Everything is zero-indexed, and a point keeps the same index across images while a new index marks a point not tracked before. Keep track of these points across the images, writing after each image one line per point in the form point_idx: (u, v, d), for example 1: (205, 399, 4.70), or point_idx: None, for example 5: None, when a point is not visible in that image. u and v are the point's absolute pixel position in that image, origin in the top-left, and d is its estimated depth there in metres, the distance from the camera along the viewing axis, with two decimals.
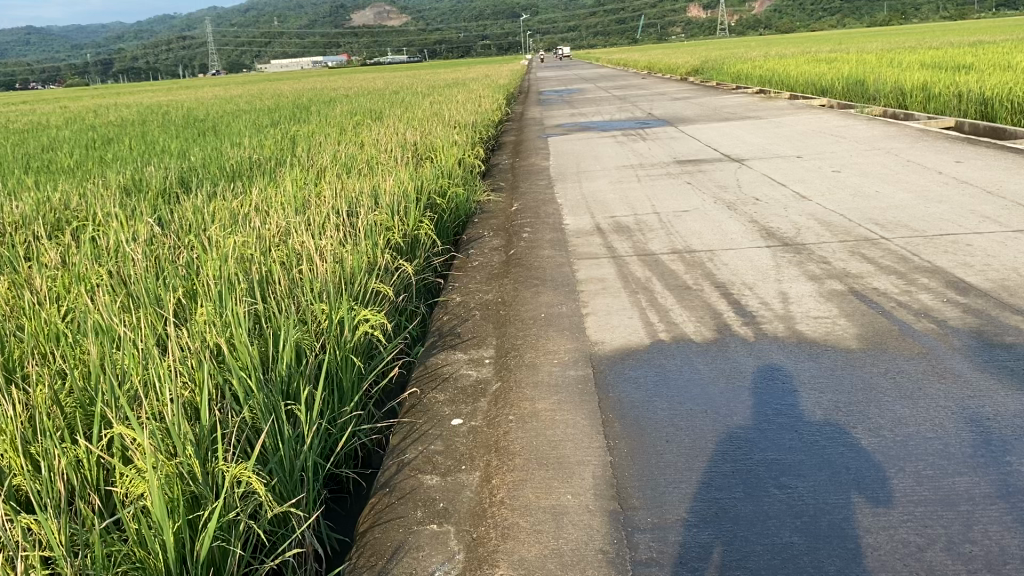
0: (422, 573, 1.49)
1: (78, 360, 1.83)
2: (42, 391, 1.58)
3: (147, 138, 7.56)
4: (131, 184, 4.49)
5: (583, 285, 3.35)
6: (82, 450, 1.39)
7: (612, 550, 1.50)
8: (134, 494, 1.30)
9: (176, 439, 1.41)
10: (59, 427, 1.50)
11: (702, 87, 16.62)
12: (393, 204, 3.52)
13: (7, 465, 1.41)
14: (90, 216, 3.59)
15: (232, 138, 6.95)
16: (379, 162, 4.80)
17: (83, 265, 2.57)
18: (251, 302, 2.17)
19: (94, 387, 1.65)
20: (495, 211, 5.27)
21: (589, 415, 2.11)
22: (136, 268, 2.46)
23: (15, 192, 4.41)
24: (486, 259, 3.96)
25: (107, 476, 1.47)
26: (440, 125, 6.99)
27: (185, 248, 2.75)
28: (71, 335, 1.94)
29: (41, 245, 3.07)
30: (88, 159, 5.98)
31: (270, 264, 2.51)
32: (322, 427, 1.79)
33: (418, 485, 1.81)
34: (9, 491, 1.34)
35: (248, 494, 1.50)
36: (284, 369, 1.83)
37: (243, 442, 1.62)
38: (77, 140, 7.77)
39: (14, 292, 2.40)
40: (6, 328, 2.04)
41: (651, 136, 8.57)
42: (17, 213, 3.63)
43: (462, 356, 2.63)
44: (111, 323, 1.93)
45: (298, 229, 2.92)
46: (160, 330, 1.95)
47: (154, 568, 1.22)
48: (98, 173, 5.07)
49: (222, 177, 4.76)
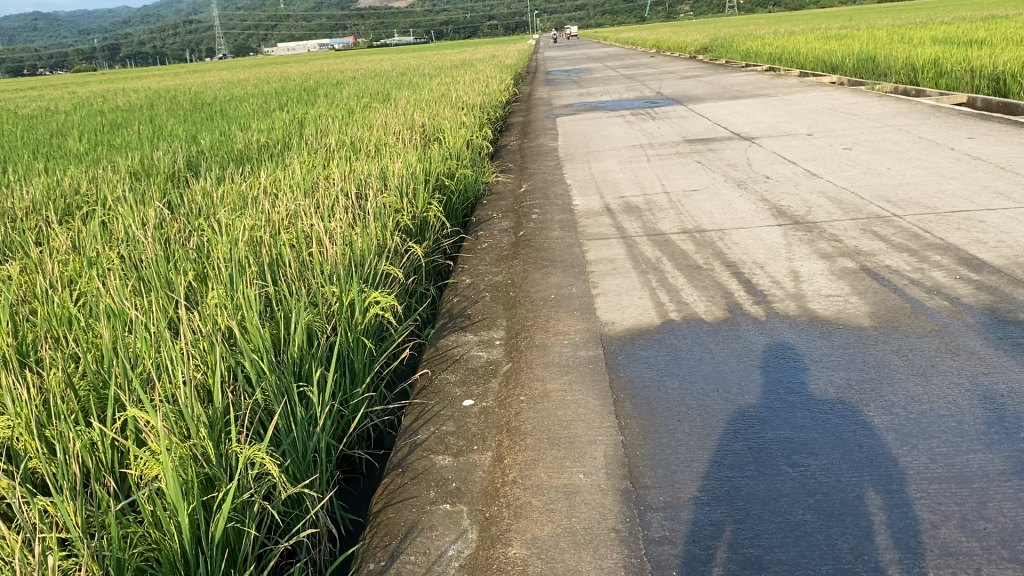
0: (435, 552, 1.49)
1: (90, 343, 1.83)
2: (55, 375, 1.58)
3: (155, 123, 7.57)
4: (140, 168, 4.50)
5: (593, 266, 3.34)
6: (96, 433, 1.40)
7: (624, 529, 1.50)
8: (149, 476, 1.31)
9: (189, 422, 1.41)
10: (72, 411, 1.51)
11: (711, 65, 16.49)
12: (402, 186, 3.51)
13: (22, 448, 1.42)
14: (99, 200, 3.60)
15: (240, 121, 6.94)
16: (387, 144, 4.79)
17: (94, 249, 2.58)
18: (261, 285, 2.17)
19: (107, 370, 1.66)
20: (504, 192, 5.26)
21: (600, 395, 2.11)
22: (147, 252, 2.46)
23: (25, 177, 4.43)
24: (495, 240, 3.96)
25: (121, 458, 1.48)
26: (448, 106, 6.97)
27: (195, 231, 2.76)
28: (82, 320, 1.94)
29: (52, 230, 3.09)
30: (97, 144, 5.99)
31: (280, 247, 2.51)
32: (334, 409, 1.80)
33: (430, 466, 1.82)
34: (25, 474, 1.35)
35: (262, 475, 1.51)
36: (296, 351, 1.84)
37: (256, 424, 1.63)
38: (86, 125, 7.79)
39: (26, 277, 2.41)
40: (19, 313, 2.05)
41: (660, 115, 8.52)
42: (28, 198, 3.64)
43: (473, 338, 2.63)
44: (123, 307, 1.93)
45: (307, 212, 2.92)
46: (172, 313, 1.96)
47: (169, 549, 1.23)
48: (107, 158, 5.08)
49: (230, 160, 4.76)
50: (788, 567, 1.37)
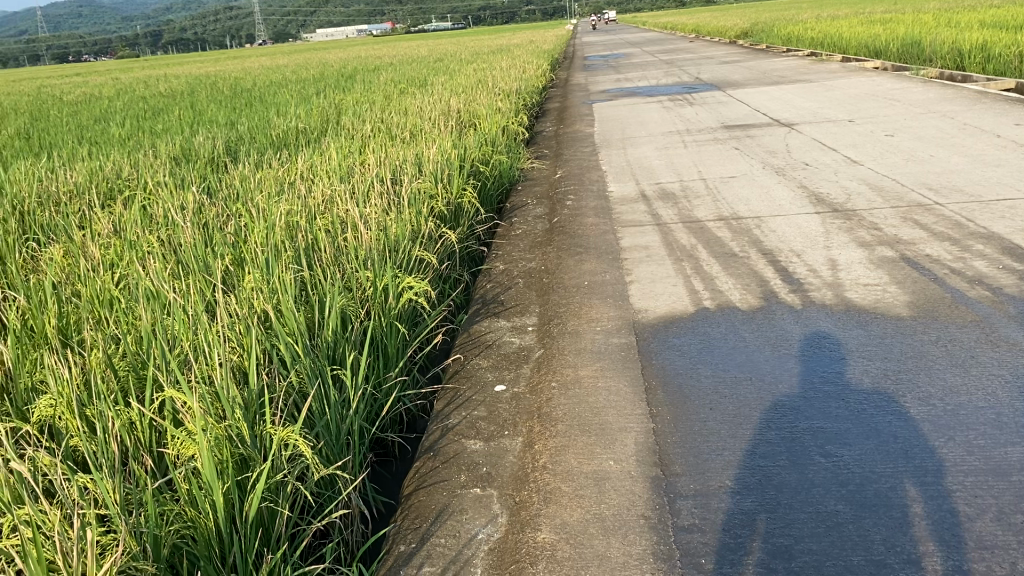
0: (464, 536, 1.51)
1: (130, 324, 1.87)
2: (96, 356, 1.62)
3: (196, 109, 7.67)
4: (181, 153, 4.57)
5: (628, 253, 3.33)
6: (134, 413, 1.43)
7: (654, 516, 1.50)
8: (185, 456, 1.34)
9: (224, 403, 1.44)
10: (113, 390, 1.54)
11: (751, 50, 16.27)
12: (437, 172, 3.53)
13: (64, 427, 1.46)
14: (141, 184, 3.66)
15: (279, 108, 7.01)
16: (423, 130, 4.81)
17: (135, 232, 2.63)
18: (297, 269, 2.20)
19: (145, 351, 1.70)
20: (539, 178, 5.25)
21: (632, 382, 2.11)
22: (186, 236, 2.50)
23: (69, 162, 4.52)
24: (529, 226, 3.96)
25: (159, 438, 1.51)
26: (485, 92, 6.96)
27: (234, 216, 2.80)
28: (123, 302, 1.99)
29: (95, 214, 3.15)
30: (140, 130, 6.09)
31: (316, 231, 2.54)
32: (367, 391, 1.82)
33: (461, 450, 1.83)
34: (66, 451, 1.39)
35: (295, 456, 1.53)
36: (330, 335, 1.86)
37: (290, 406, 1.65)
38: (129, 111, 7.93)
39: (70, 260, 2.46)
40: (62, 294, 2.10)
41: (698, 100, 8.43)
42: (72, 183, 3.72)
43: (505, 324, 2.64)
44: (162, 290, 1.97)
45: (343, 197, 2.95)
46: (209, 296, 1.99)
47: (204, 528, 1.25)
48: (149, 143, 5.16)
49: (268, 146, 4.81)
50: (819, 557, 1.36)
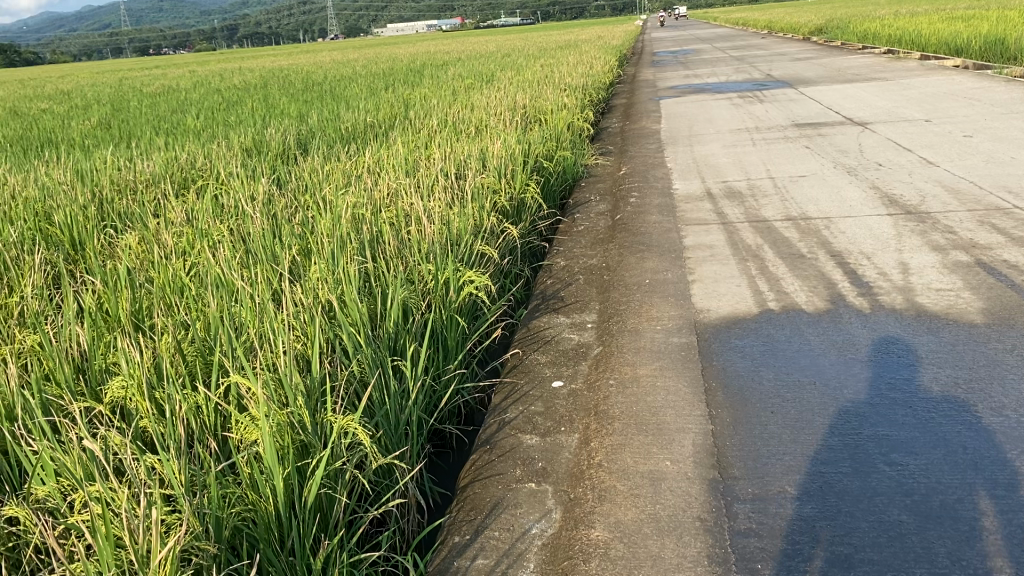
0: (518, 530, 1.51)
1: (199, 310, 1.93)
2: (166, 341, 1.68)
3: (268, 101, 7.83)
4: (252, 145, 4.67)
5: (691, 252, 3.29)
6: (201, 397, 1.47)
7: (710, 519, 1.49)
8: (248, 440, 1.37)
9: (287, 390, 1.47)
10: (181, 374, 1.59)
11: (825, 47, 15.89)
12: (501, 167, 3.54)
13: (135, 408, 1.51)
14: (213, 175, 3.76)
15: (349, 101, 7.12)
16: (489, 125, 4.83)
17: (206, 222, 2.70)
18: (361, 260, 2.23)
19: (213, 337, 1.74)
20: (603, 174, 5.22)
21: (691, 383, 2.08)
22: (255, 226, 2.56)
23: (146, 152, 4.66)
24: (592, 222, 3.94)
25: (224, 422, 1.55)
26: (551, 88, 6.95)
27: (301, 207, 2.85)
28: (193, 290, 2.04)
29: (170, 203, 3.25)
30: (214, 121, 6.25)
31: (380, 224, 2.58)
32: (426, 383, 1.84)
33: (518, 444, 1.84)
34: (136, 431, 1.44)
35: (355, 445, 1.56)
36: (391, 326, 1.89)
37: (351, 394, 1.68)
38: (204, 103, 8.14)
39: (145, 247, 2.55)
40: (136, 279, 2.17)
41: (768, 98, 8.27)
42: (148, 172, 3.84)
43: (565, 320, 2.64)
44: (230, 278, 2.02)
45: (407, 190, 2.98)
46: (275, 285, 2.04)
47: (265, 511, 1.29)
48: (223, 135, 5.30)
49: (337, 139, 4.89)
50: (880, 568, 1.33)
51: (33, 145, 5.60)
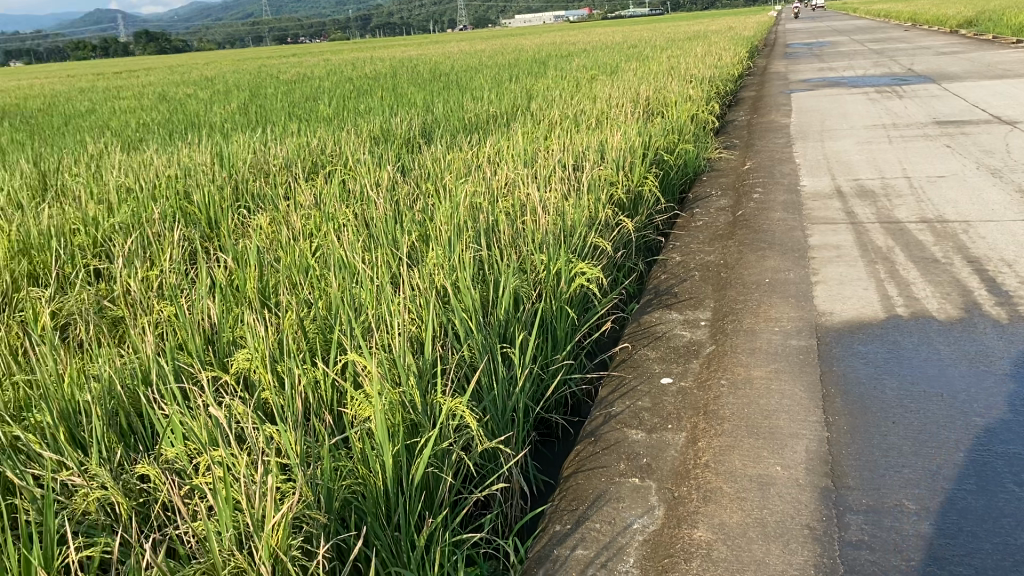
0: (619, 523, 1.51)
1: (322, 290, 2.01)
2: (289, 317, 1.76)
3: (397, 90, 8.04)
4: (379, 132, 4.81)
5: (815, 252, 3.18)
6: (319, 372, 1.54)
7: (819, 528, 1.44)
8: (361, 416, 1.42)
9: (399, 370, 1.52)
10: (302, 349, 1.67)
11: (975, 40, 14.96)
12: (620, 160, 3.52)
13: (258, 379, 1.59)
14: (341, 161, 3.89)
15: (473, 92, 7.22)
16: (610, 117, 4.80)
17: (332, 206, 2.80)
18: (476, 247, 2.27)
19: (333, 316, 1.82)
20: (726, 168, 5.10)
21: (807, 387, 2.02)
22: (377, 211, 2.65)
23: (280, 137, 4.88)
24: (711, 218, 3.86)
25: (340, 398, 1.62)
26: (676, 80, 6.84)
27: (422, 195, 2.92)
28: (316, 270, 2.13)
29: (300, 186, 3.39)
30: (344, 109, 6.47)
31: (497, 213, 2.61)
32: (534, 371, 1.86)
33: (623, 438, 1.83)
34: (258, 401, 1.52)
35: (462, 427, 1.59)
36: (502, 313, 1.91)
37: (461, 377, 1.71)
38: (336, 91, 8.43)
39: (275, 227, 2.67)
40: (265, 258, 2.28)
41: (909, 94, 7.87)
42: (281, 156, 4.02)
43: (678, 317, 2.60)
44: (352, 260, 2.10)
45: (525, 180, 3.00)
46: (393, 269, 2.10)
47: (373, 486, 1.33)
48: (352, 122, 5.48)
49: (460, 129, 4.97)
50: None
51: (179, 129, 5.94)
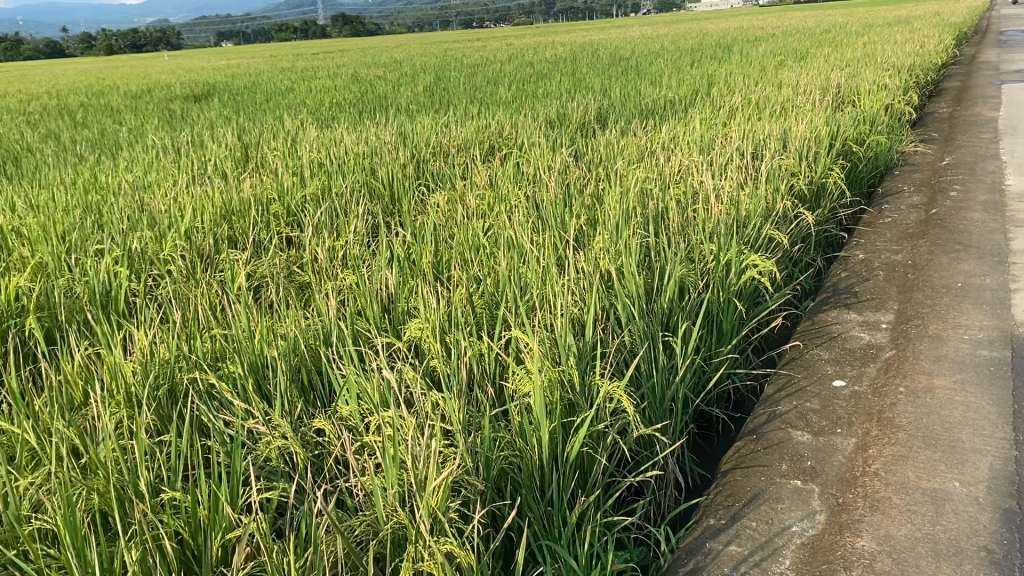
0: (776, 525, 1.46)
1: (491, 267, 2.07)
2: (459, 292, 1.83)
3: (575, 74, 8.07)
4: (556, 116, 4.86)
5: (1018, 257, 2.92)
6: (484, 346, 1.59)
7: (998, 552, 1.34)
8: (521, 392, 1.46)
9: (561, 349, 1.54)
10: (469, 323, 1.73)
11: None
12: (802, 150, 3.37)
13: (427, 348, 1.67)
14: (518, 143, 3.96)
15: (653, 77, 7.13)
16: (795, 105, 4.60)
17: (506, 186, 2.86)
18: (645, 234, 2.26)
19: (500, 293, 1.87)
20: (921, 162, 4.78)
21: (997, 401, 1.87)
22: (549, 193, 2.68)
23: (461, 119, 5.03)
24: (900, 215, 3.64)
25: (502, 372, 1.66)
26: (870, 68, 6.46)
27: (594, 179, 2.93)
28: (486, 248, 2.19)
29: (476, 167, 3.49)
30: (524, 92, 6.58)
31: (668, 200, 2.58)
32: (697, 362, 1.83)
33: (787, 439, 1.77)
34: (425, 369, 1.59)
35: (619, 411, 1.60)
36: (667, 301, 1.90)
37: (621, 362, 1.72)
38: (517, 74, 8.57)
39: (451, 205, 2.77)
40: (440, 234, 2.37)
41: None
42: (461, 138, 4.15)
43: (856, 317, 2.48)
44: (521, 240, 2.15)
45: (700, 168, 2.94)
46: (562, 251, 2.13)
47: (529, 460, 1.37)
48: (530, 105, 5.56)
49: (637, 115, 4.93)
50: None
51: (368, 108, 6.25)
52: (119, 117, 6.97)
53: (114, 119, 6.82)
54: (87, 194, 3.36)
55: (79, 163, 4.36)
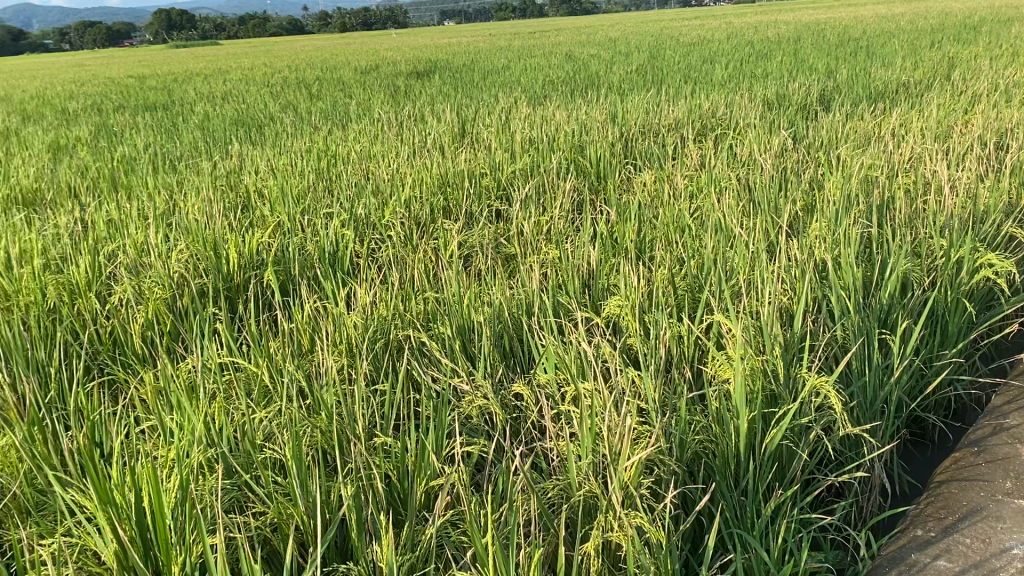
0: (995, 545, 1.33)
1: (697, 249, 2.04)
2: (663, 272, 1.82)
3: (799, 55, 7.68)
4: (775, 98, 4.67)
5: None
6: (685, 328, 1.59)
7: None
8: (721, 377, 1.44)
9: (766, 337, 1.51)
10: (671, 304, 1.72)
11: None
12: None
13: (627, 326, 1.68)
14: (733, 124, 3.84)
15: (885, 58, 6.66)
16: None
17: (717, 168, 2.80)
18: (866, 224, 2.13)
19: (705, 276, 1.84)
20: None
21: None
22: (763, 177, 2.59)
23: (675, 98, 4.94)
24: None
25: (702, 356, 1.65)
26: None
27: (812, 165, 2.80)
28: (693, 229, 2.15)
29: (688, 148, 3.43)
30: (742, 72, 6.36)
31: (894, 189, 2.42)
32: (914, 364, 1.72)
33: (1016, 454, 1.60)
34: (625, 346, 1.60)
35: (824, 408, 1.53)
36: (885, 297, 1.79)
37: (830, 356, 1.65)
38: (735, 54, 8.29)
39: (659, 185, 2.74)
40: (647, 213, 2.37)
41: None
42: (673, 118, 4.09)
43: None
44: (731, 224, 2.10)
45: (933, 158, 2.73)
46: (772, 237, 2.06)
47: (724, 446, 1.35)
48: (747, 86, 5.37)
49: (864, 98, 4.64)
50: None
51: (581, 87, 6.29)
52: (351, 91, 7.46)
53: (346, 92, 7.31)
54: (320, 162, 3.64)
55: (315, 132, 4.72)
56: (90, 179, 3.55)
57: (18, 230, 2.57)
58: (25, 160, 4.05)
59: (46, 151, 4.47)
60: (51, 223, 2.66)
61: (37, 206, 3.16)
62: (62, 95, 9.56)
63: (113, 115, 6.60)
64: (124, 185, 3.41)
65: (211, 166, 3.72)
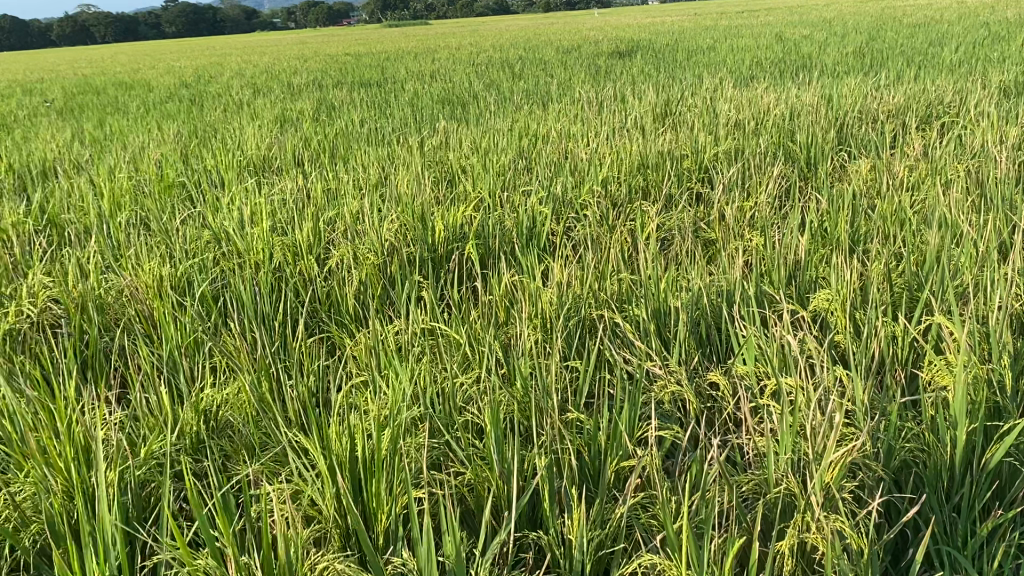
0: None
1: (917, 246, 1.91)
2: (878, 268, 1.72)
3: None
4: (1014, 85, 4.25)
5: None
6: (900, 329, 1.49)
7: None
8: (938, 384, 1.34)
9: (993, 345, 1.39)
10: (886, 302, 1.62)
11: None
12: None
13: (835, 322, 1.60)
14: (963, 113, 3.54)
15: None
16: None
17: (943, 160, 2.59)
18: None
19: (926, 275, 1.72)
20: None
21: None
22: (997, 171, 2.37)
23: (897, 83, 4.62)
24: None
25: (916, 360, 1.54)
26: None
27: None
28: (913, 224, 2.01)
29: (910, 137, 3.20)
30: (976, 55, 5.83)
31: None
32: None
33: None
34: (831, 343, 1.53)
35: None
36: None
37: None
38: (969, 35, 7.62)
39: (876, 175, 2.58)
40: (862, 204, 2.23)
41: None
42: (895, 104, 3.83)
43: None
44: (958, 221, 1.94)
45: None
46: (1006, 237, 1.89)
47: (938, 458, 1.26)
48: (981, 70, 4.92)
49: None
50: None
51: (792, 69, 6.01)
52: (553, 70, 7.53)
53: (548, 71, 7.39)
54: (522, 140, 3.70)
55: (518, 110, 4.82)
56: (311, 149, 3.81)
57: (249, 194, 2.81)
58: (256, 130, 4.40)
59: (274, 122, 4.85)
60: (279, 188, 2.88)
61: (265, 172, 3.43)
62: (289, 70, 10.33)
63: (333, 90, 7.03)
64: (341, 156, 3.63)
65: (419, 141, 3.89)
